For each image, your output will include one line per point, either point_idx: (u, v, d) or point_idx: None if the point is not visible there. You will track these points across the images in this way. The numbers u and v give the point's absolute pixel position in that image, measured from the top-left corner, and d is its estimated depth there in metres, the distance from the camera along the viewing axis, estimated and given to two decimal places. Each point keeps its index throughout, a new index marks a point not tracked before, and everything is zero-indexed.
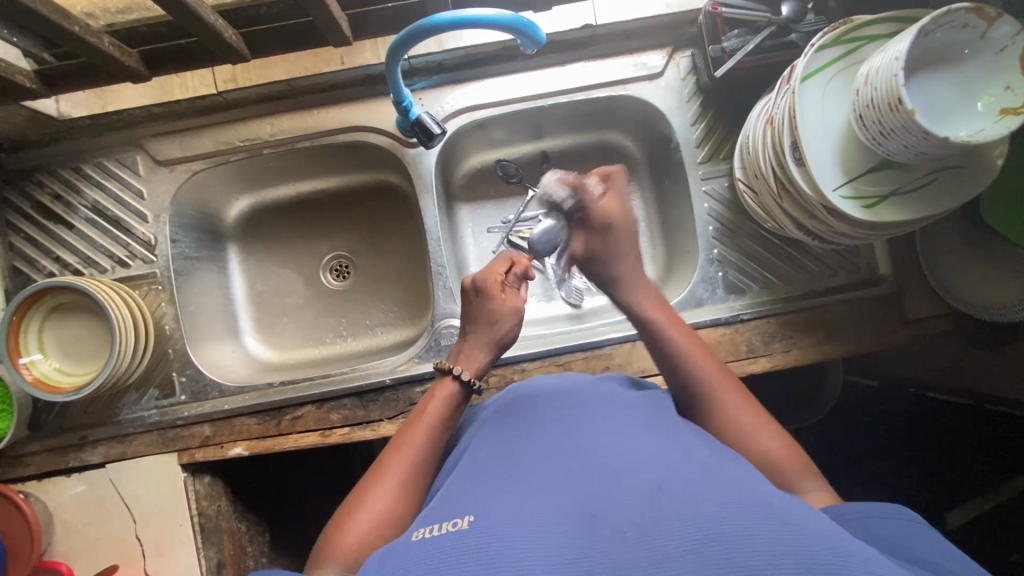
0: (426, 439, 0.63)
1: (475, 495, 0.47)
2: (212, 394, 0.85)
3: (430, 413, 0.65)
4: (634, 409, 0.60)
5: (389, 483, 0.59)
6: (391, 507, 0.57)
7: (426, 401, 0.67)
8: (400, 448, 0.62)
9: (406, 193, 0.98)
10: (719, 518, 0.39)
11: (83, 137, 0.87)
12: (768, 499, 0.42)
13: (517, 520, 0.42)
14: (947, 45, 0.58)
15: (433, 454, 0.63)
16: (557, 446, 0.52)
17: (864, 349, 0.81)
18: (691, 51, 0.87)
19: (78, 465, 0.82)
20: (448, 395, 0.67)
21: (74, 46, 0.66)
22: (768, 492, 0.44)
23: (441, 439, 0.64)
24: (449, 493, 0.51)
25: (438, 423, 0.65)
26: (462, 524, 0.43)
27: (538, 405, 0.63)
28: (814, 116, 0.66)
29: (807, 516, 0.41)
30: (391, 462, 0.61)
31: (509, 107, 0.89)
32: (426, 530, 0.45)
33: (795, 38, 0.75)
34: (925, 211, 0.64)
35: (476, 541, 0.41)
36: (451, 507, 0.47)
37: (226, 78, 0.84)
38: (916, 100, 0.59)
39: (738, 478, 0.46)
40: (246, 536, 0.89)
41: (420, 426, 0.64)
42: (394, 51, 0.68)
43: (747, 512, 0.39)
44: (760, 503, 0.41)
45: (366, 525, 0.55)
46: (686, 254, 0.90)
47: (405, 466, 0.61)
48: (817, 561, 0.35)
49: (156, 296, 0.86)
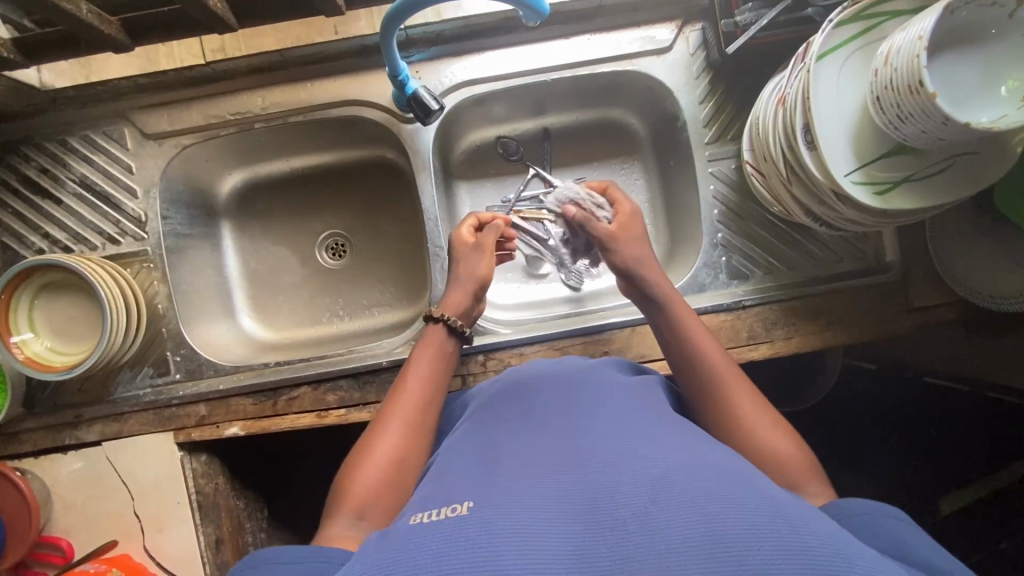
0: (423, 383, 0.65)
1: (472, 482, 0.46)
2: (208, 373, 0.84)
3: (422, 360, 0.67)
4: (634, 395, 0.59)
5: (391, 430, 0.60)
6: (396, 452, 0.58)
7: (415, 348, 0.69)
8: (399, 395, 0.64)
9: (403, 170, 0.95)
10: (727, 515, 0.38)
11: (68, 108, 0.84)
12: (772, 495, 0.41)
13: (518, 508, 0.41)
14: (975, 24, 0.55)
15: (434, 397, 0.65)
16: (559, 433, 0.51)
17: (867, 337, 0.80)
18: (701, 25, 0.83)
19: (75, 442, 0.82)
20: (438, 343, 0.69)
21: (51, 12, 0.62)
22: (776, 491, 0.43)
23: (438, 383, 0.66)
24: (444, 479, 0.49)
25: (432, 367, 0.67)
26: (462, 509, 0.42)
27: (539, 390, 0.62)
28: (828, 96, 0.63)
29: (811, 515, 0.40)
30: (392, 409, 0.62)
31: (510, 81, 0.85)
32: (423, 515, 0.44)
33: (812, 13, 0.72)
34: (940, 199, 0.62)
35: (479, 523, 0.40)
36: (448, 493, 0.46)
37: (215, 47, 0.85)
38: (938, 83, 0.56)
39: (741, 471, 0.45)
40: (244, 512, 0.90)
41: (416, 370, 0.66)
42: (390, 22, 0.64)
43: (753, 510, 0.38)
44: (766, 502, 0.40)
45: (373, 472, 0.56)
46: (690, 236, 0.88)
47: (406, 411, 0.62)
48: (824, 560, 0.35)
49: (148, 274, 0.84)
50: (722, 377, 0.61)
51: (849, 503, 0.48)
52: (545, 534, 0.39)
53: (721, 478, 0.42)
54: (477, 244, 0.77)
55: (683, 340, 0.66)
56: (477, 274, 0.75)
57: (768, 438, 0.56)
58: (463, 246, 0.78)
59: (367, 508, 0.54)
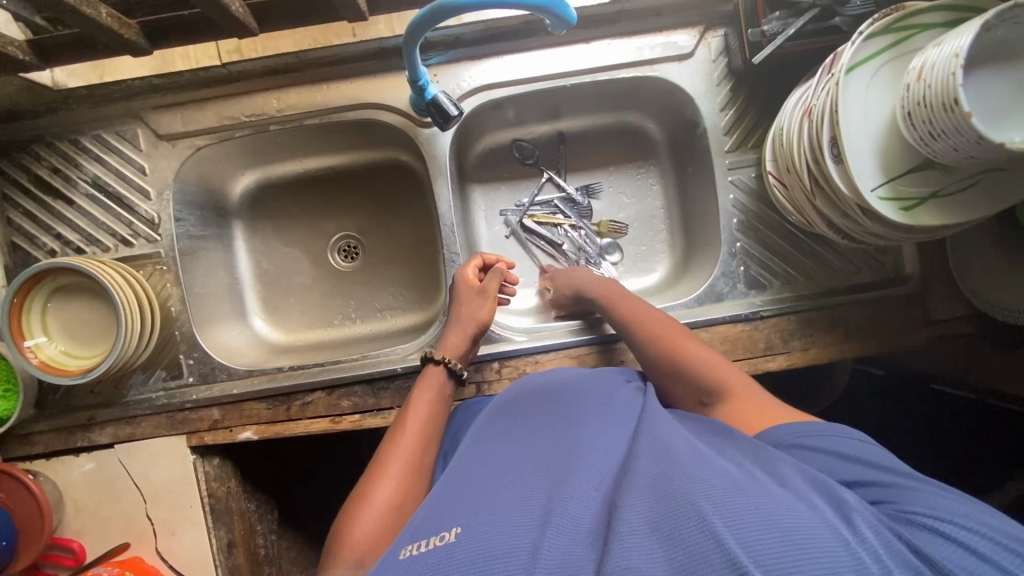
0: (420, 426, 0.65)
1: (465, 500, 0.48)
2: (221, 376, 0.83)
3: (420, 402, 0.68)
4: (627, 399, 0.59)
5: (390, 473, 0.60)
6: (394, 496, 0.58)
7: (413, 391, 0.70)
8: (396, 439, 0.64)
9: (418, 172, 0.94)
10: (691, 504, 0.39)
11: (80, 108, 0.83)
12: (736, 475, 0.42)
13: (501, 531, 0.43)
14: (1010, 41, 0.54)
15: (431, 439, 0.65)
16: (548, 446, 0.52)
17: (885, 349, 0.80)
18: (724, 31, 0.82)
19: (87, 445, 0.82)
20: (435, 383, 0.71)
21: (69, 16, 0.61)
22: (740, 469, 0.43)
23: (434, 424, 0.66)
24: (439, 499, 0.50)
25: (428, 410, 0.67)
26: (450, 537, 0.44)
27: (520, 396, 0.64)
28: (857, 109, 0.62)
29: (777, 492, 0.40)
30: (388, 452, 0.62)
31: (528, 86, 0.84)
32: (413, 547, 0.45)
33: (840, 23, 0.71)
34: (966, 216, 0.61)
35: (466, 552, 0.41)
36: (438, 515, 0.48)
37: (231, 49, 0.81)
38: (974, 100, 0.55)
39: (707, 454, 0.46)
40: (256, 515, 0.90)
41: (413, 414, 0.66)
42: (415, 30, 0.63)
43: (714, 493, 0.39)
44: (727, 485, 0.40)
45: (372, 518, 0.56)
46: (707, 245, 0.88)
47: (405, 453, 0.62)
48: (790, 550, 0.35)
49: (161, 277, 0.83)
50: (671, 339, 0.66)
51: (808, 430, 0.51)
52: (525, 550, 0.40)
53: (683, 458, 0.44)
54: (482, 289, 0.79)
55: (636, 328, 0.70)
56: (478, 317, 0.76)
57: (715, 374, 0.60)
58: (466, 289, 0.79)
59: (366, 556, 0.53)
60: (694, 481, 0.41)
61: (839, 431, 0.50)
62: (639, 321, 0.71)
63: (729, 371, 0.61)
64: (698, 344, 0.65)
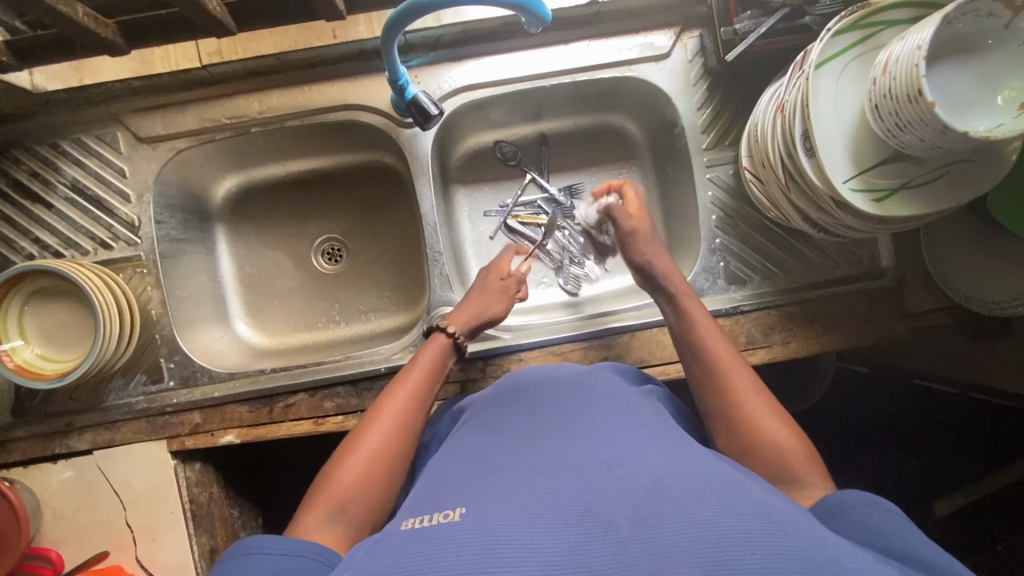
0: (413, 386, 0.64)
1: (467, 488, 0.45)
2: (202, 380, 0.83)
3: (418, 366, 0.67)
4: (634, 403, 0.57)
5: (379, 429, 0.60)
6: (381, 452, 0.58)
7: (412, 355, 0.69)
8: (391, 397, 0.63)
9: (401, 173, 0.94)
10: (718, 525, 0.36)
11: (60, 112, 0.83)
12: (766, 503, 0.40)
13: (512, 512, 0.40)
14: (972, 34, 0.55)
15: (424, 400, 0.64)
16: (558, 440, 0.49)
17: (865, 342, 0.81)
18: (699, 32, 0.84)
19: (65, 452, 0.80)
20: (437, 353, 0.70)
21: (46, 16, 0.62)
22: (767, 498, 0.41)
23: (429, 389, 0.66)
24: (443, 483, 0.48)
25: (427, 373, 0.67)
26: (455, 515, 0.41)
27: (527, 393, 0.61)
28: (828, 104, 0.64)
29: (804, 527, 0.38)
30: (382, 408, 0.62)
31: (509, 87, 0.85)
32: (415, 520, 0.43)
33: (810, 21, 0.72)
34: (936, 207, 0.63)
35: (474, 528, 0.39)
36: (439, 498, 0.45)
37: (210, 50, 0.81)
38: (937, 91, 0.56)
39: (728, 473, 0.44)
40: (239, 521, 0.88)
41: (411, 375, 0.66)
42: (391, 28, 0.64)
43: (743, 518, 0.37)
44: (753, 506, 0.39)
45: (355, 471, 0.56)
46: (688, 242, 0.89)
47: (395, 412, 0.61)
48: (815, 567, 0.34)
49: (141, 280, 0.83)
50: (722, 375, 0.59)
51: (845, 494, 0.46)
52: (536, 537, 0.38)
53: (704, 476, 0.43)
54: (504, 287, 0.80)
55: (692, 344, 0.64)
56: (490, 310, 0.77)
57: (767, 432, 0.54)
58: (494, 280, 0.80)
59: (347, 504, 0.53)
60: (716, 496, 0.39)
61: (874, 497, 0.46)
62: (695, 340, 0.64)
63: (785, 428, 0.54)
64: (751, 383, 0.59)
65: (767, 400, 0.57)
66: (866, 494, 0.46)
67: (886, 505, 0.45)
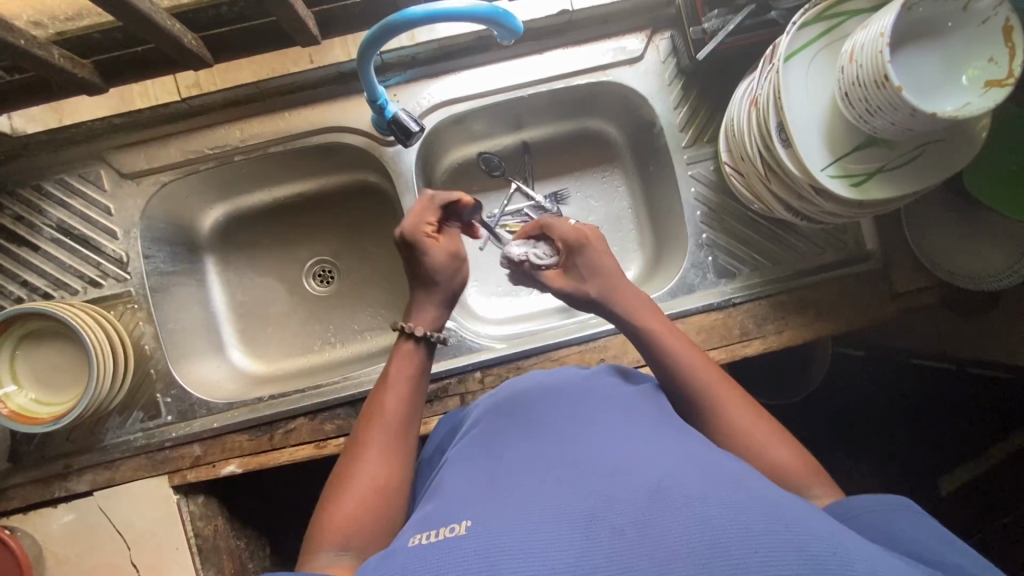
0: (398, 401, 0.62)
1: (469, 499, 0.45)
2: (200, 412, 0.82)
3: (398, 377, 0.64)
4: (633, 402, 0.57)
5: (371, 453, 0.58)
6: (376, 474, 0.56)
7: (387, 364, 0.65)
8: (375, 418, 0.61)
9: (387, 192, 0.95)
10: (721, 521, 0.36)
11: (42, 153, 0.83)
12: (766, 494, 0.39)
13: (520, 521, 0.39)
14: (930, 18, 0.57)
15: (411, 412, 0.62)
16: (554, 446, 0.48)
17: (856, 326, 0.82)
18: (670, 33, 0.86)
19: (65, 494, 0.79)
20: (411, 357, 0.66)
21: (22, 60, 0.63)
22: (763, 487, 0.41)
23: (415, 397, 0.63)
24: (444, 496, 0.47)
25: (408, 386, 0.64)
26: (461, 528, 0.40)
27: (522, 403, 0.61)
28: (799, 95, 0.65)
29: (805, 512, 0.38)
30: (369, 429, 0.60)
31: (488, 99, 0.86)
32: (422, 535, 0.42)
33: (776, 16, 0.74)
34: (912, 186, 0.64)
35: (479, 543, 0.38)
36: (446, 510, 0.44)
37: (189, 83, 0.82)
38: (902, 76, 0.58)
39: (727, 467, 0.44)
40: (246, 552, 0.88)
41: (390, 390, 0.63)
42: (366, 49, 0.65)
43: (744, 509, 0.37)
44: (756, 498, 0.38)
45: (354, 500, 0.54)
46: (676, 238, 0.89)
47: (383, 434, 0.59)
48: (819, 564, 0.33)
49: (133, 315, 0.82)
50: (720, 396, 0.58)
51: (855, 499, 0.46)
52: (540, 547, 0.37)
53: (702, 471, 0.42)
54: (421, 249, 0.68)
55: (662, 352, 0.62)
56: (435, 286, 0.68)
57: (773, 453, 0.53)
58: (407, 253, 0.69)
59: (353, 536, 0.52)
60: (717, 491, 0.39)
61: (885, 499, 0.45)
62: (678, 364, 0.61)
63: (790, 453, 0.54)
64: (745, 399, 0.58)
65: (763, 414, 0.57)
66: (877, 496, 0.46)
67: (900, 505, 0.45)
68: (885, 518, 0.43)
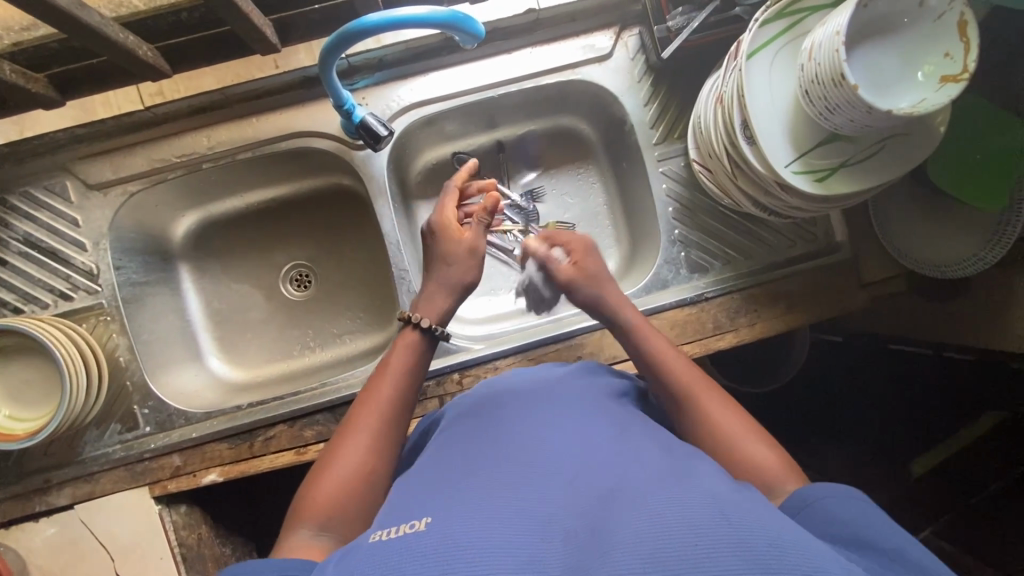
0: (390, 389, 0.62)
1: (432, 498, 0.45)
2: (178, 423, 0.82)
3: (396, 365, 0.64)
4: (601, 402, 0.57)
5: (358, 438, 0.58)
6: (361, 459, 0.56)
7: (387, 352, 0.66)
8: (367, 404, 0.61)
9: (361, 194, 0.94)
10: (668, 519, 0.36)
11: (5, 166, 0.82)
12: (716, 492, 0.40)
13: (477, 518, 0.40)
14: (885, 15, 0.58)
15: (403, 400, 0.62)
16: (523, 446, 0.49)
17: (826, 317, 0.83)
18: (638, 29, 0.85)
19: (45, 509, 0.79)
20: (411, 345, 0.66)
21: None
22: (715, 486, 0.42)
23: (408, 386, 0.63)
24: (410, 495, 0.48)
25: (403, 374, 0.64)
26: (420, 525, 0.41)
27: (493, 404, 0.61)
28: (763, 92, 0.66)
29: (755, 508, 0.39)
30: (359, 415, 0.60)
31: (458, 99, 0.86)
32: (383, 532, 0.42)
33: (740, 12, 0.75)
34: (875, 178, 0.65)
35: (438, 537, 0.39)
36: (407, 509, 0.44)
37: (153, 92, 0.81)
38: (859, 74, 0.59)
39: (683, 466, 0.45)
40: (232, 559, 0.88)
41: (385, 378, 0.63)
42: (327, 55, 0.64)
43: (694, 505, 0.37)
44: (707, 495, 0.39)
45: (336, 483, 0.54)
46: (650, 235, 0.90)
47: (372, 420, 0.59)
48: (762, 555, 0.33)
49: (106, 328, 0.82)
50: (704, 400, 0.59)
51: (814, 488, 0.47)
52: (497, 548, 0.38)
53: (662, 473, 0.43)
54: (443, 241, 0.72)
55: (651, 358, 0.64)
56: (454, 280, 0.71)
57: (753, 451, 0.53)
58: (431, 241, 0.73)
59: (331, 518, 0.52)
60: (672, 490, 0.39)
61: (846, 489, 0.46)
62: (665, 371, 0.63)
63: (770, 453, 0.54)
64: (726, 402, 0.59)
65: (769, 442, 0.55)
66: (835, 485, 0.46)
67: (854, 494, 0.46)
68: (841, 507, 0.44)
